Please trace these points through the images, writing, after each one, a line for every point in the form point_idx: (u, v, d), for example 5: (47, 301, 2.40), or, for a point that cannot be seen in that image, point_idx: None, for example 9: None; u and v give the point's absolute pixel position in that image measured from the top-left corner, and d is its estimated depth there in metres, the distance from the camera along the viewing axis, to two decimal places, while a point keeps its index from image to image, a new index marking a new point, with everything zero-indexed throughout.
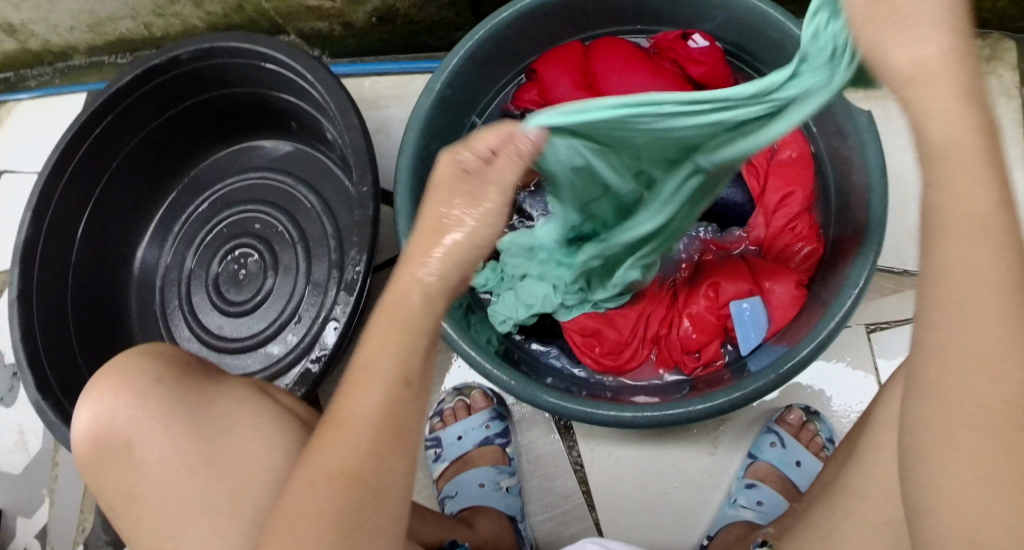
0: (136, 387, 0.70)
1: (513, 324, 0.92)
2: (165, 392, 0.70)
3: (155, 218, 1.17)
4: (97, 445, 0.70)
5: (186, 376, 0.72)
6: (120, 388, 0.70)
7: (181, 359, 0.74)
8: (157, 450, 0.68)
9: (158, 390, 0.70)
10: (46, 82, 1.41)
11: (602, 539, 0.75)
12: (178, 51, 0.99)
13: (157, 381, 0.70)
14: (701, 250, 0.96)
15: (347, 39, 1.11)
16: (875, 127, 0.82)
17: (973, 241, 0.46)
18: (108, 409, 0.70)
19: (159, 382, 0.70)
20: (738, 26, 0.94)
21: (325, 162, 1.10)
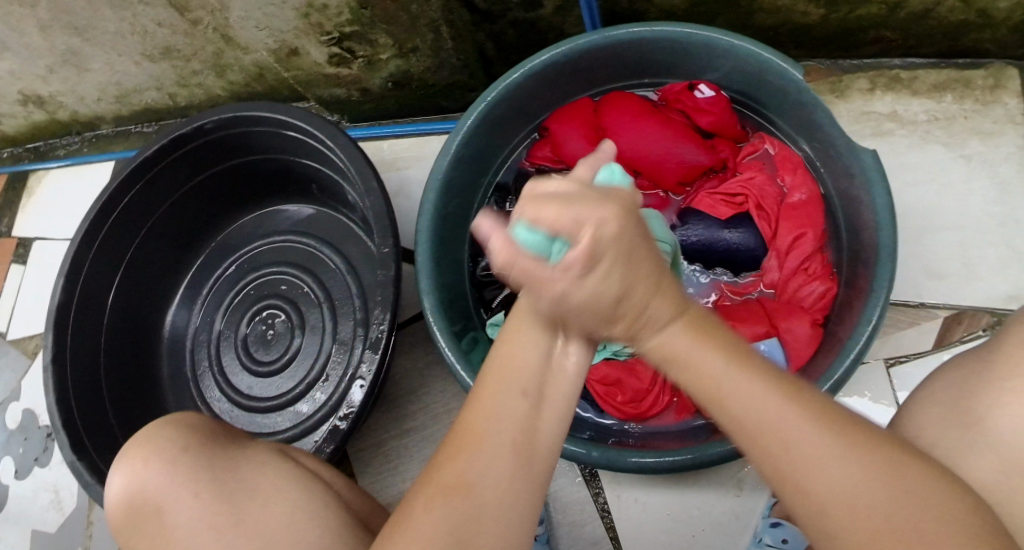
0: (164, 454, 0.72)
1: None
2: (193, 459, 0.72)
3: (183, 283, 1.21)
4: (128, 510, 0.72)
5: (214, 444, 0.74)
6: (156, 456, 0.72)
7: (212, 427, 0.76)
8: (187, 513, 0.70)
9: (187, 458, 0.72)
10: (74, 150, 1.46)
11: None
12: (203, 121, 1.03)
13: (184, 449, 0.73)
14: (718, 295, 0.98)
15: (364, 103, 1.15)
16: (880, 165, 0.88)
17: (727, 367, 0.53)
18: (138, 476, 0.72)
19: (192, 450, 0.72)
20: (743, 75, 0.97)
21: (347, 223, 1.14)
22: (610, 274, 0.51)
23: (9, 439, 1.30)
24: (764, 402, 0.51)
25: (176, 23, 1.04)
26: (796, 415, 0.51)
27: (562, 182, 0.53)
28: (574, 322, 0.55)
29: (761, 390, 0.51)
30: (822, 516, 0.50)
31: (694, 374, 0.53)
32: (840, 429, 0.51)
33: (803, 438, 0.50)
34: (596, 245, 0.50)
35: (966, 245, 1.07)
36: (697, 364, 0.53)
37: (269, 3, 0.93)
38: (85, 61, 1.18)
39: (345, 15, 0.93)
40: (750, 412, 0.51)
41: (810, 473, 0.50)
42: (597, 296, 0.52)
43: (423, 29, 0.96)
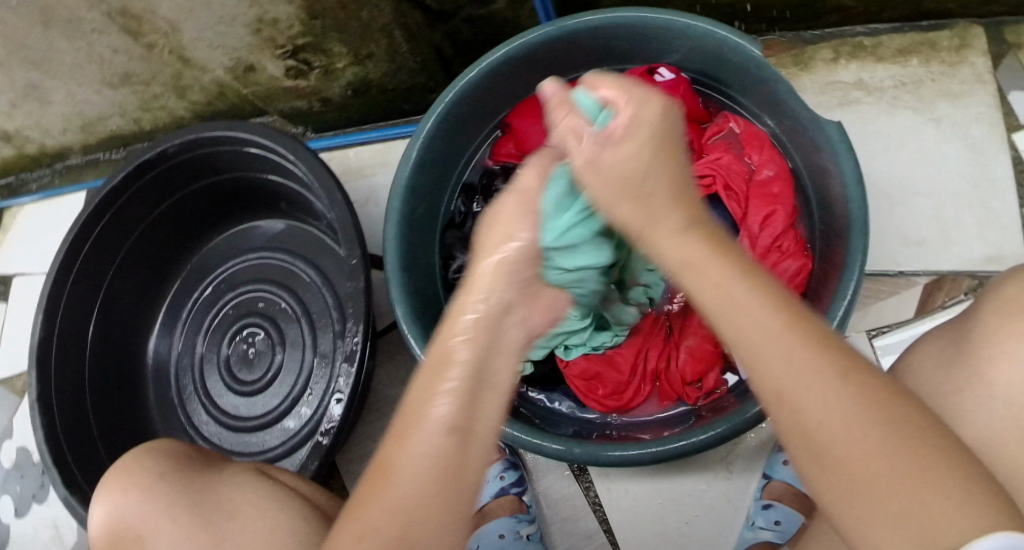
0: (141, 484, 0.73)
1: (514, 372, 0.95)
2: (168, 488, 0.73)
3: (163, 308, 1.20)
4: (112, 540, 0.73)
5: (190, 471, 0.74)
6: (135, 487, 0.73)
7: (188, 455, 0.77)
8: (166, 543, 0.70)
9: (162, 484, 0.73)
10: (46, 184, 1.46)
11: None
12: (165, 145, 1.02)
13: (160, 476, 0.74)
14: None
15: (327, 113, 1.15)
16: (847, 136, 0.87)
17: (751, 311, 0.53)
18: (117, 506, 0.73)
19: (167, 477, 0.73)
20: (701, 55, 0.96)
21: (318, 235, 1.13)
22: (645, 147, 0.61)
23: (4, 476, 1.30)
24: (767, 317, 0.52)
25: (132, 49, 1.03)
26: (801, 338, 0.51)
27: (657, 98, 0.63)
28: (615, 166, 0.62)
29: (768, 308, 0.52)
30: (816, 446, 0.50)
31: (708, 284, 0.55)
32: (846, 361, 0.51)
33: (801, 362, 0.50)
34: (633, 125, 0.62)
35: (942, 208, 1.07)
36: (710, 283, 0.55)
37: (219, 21, 0.93)
38: (46, 94, 1.18)
39: (297, 28, 0.94)
40: (756, 329, 0.52)
41: (807, 394, 0.50)
42: (632, 165, 0.61)
43: (376, 35, 0.95)
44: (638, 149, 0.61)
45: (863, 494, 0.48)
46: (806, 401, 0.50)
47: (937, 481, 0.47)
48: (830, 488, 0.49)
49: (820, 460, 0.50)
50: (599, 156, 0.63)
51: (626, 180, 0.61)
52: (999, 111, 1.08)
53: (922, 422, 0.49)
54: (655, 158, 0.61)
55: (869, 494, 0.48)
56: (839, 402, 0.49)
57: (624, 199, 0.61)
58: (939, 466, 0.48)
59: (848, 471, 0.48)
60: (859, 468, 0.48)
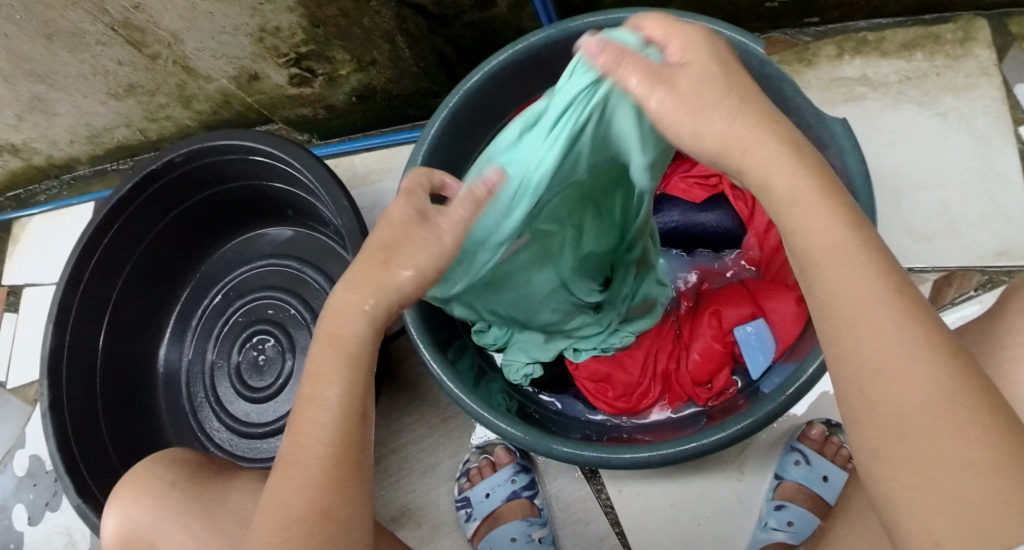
0: (154, 492, 0.74)
1: (525, 376, 0.95)
2: (180, 496, 0.73)
3: (172, 317, 1.21)
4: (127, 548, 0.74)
5: (201, 479, 0.75)
6: (146, 496, 0.74)
7: (199, 463, 0.77)
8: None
9: (174, 493, 0.73)
10: (54, 196, 1.47)
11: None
12: (172, 155, 1.03)
13: (171, 485, 0.74)
14: (698, 279, 1.00)
15: (332, 120, 1.15)
16: (850, 132, 0.89)
17: (858, 276, 0.52)
18: (131, 513, 0.74)
19: (179, 485, 0.74)
20: None
21: (326, 241, 1.14)
22: (711, 60, 0.58)
23: (18, 486, 1.31)
24: (875, 289, 0.52)
25: (136, 60, 1.04)
26: (901, 310, 0.51)
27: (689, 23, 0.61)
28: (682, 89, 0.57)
29: (878, 277, 0.52)
30: (897, 420, 0.50)
31: (815, 235, 0.54)
32: (946, 343, 0.50)
33: (904, 334, 0.50)
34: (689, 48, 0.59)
35: (949, 202, 1.07)
36: (819, 234, 0.54)
37: (222, 31, 0.93)
38: (52, 106, 1.18)
39: (299, 36, 0.94)
40: (863, 292, 0.52)
41: (899, 366, 0.50)
42: (704, 70, 0.58)
43: (379, 41, 0.96)
44: (703, 51, 0.59)
45: (935, 477, 0.48)
46: (895, 380, 0.50)
47: (1015, 476, 0.47)
48: (898, 465, 0.50)
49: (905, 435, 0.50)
50: (674, 73, 0.58)
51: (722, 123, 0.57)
52: (1005, 103, 1.08)
53: (1010, 416, 0.49)
54: (727, 64, 0.58)
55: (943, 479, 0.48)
56: (920, 388, 0.49)
57: (721, 106, 0.56)
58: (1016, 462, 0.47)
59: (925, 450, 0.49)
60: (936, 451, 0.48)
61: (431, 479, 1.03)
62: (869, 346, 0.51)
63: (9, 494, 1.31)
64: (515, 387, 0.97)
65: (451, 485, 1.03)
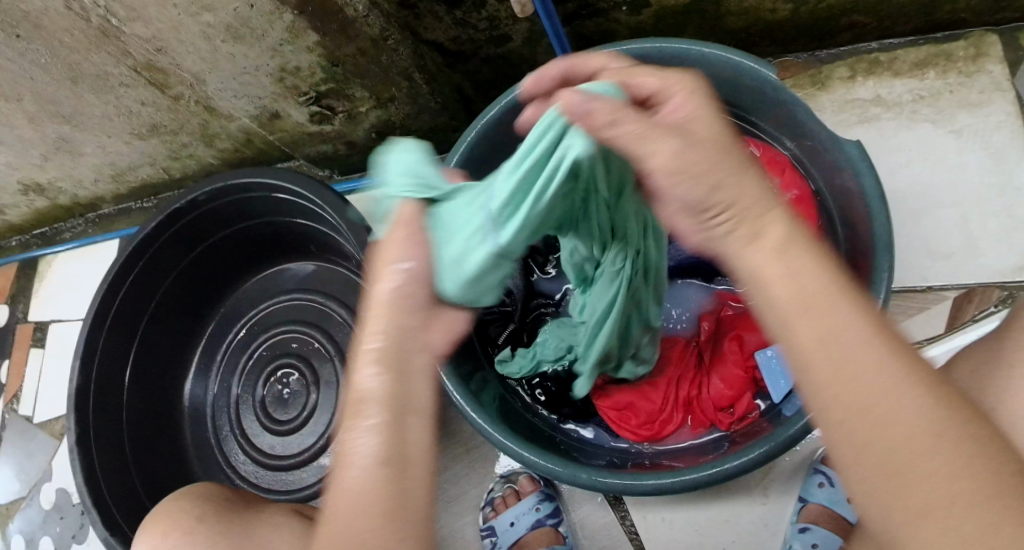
0: (178, 533, 0.75)
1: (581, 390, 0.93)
2: (206, 532, 0.75)
3: (197, 352, 1.22)
4: None
5: (223, 520, 0.76)
6: (171, 531, 0.76)
7: (218, 506, 0.79)
8: None
9: (199, 528, 0.75)
10: (80, 233, 1.50)
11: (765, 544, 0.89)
12: (196, 193, 1.05)
13: (196, 523, 0.76)
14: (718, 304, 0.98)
15: (352, 156, 1.17)
16: (864, 153, 0.89)
17: (831, 311, 0.52)
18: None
19: (205, 521, 0.75)
20: (715, 82, 0.97)
21: (348, 275, 1.15)
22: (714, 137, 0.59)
23: (45, 519, 1.32)
24: (854, 328, 0.52)
25: (159, 100, 1.06)
26: (882, 350, 0.51)
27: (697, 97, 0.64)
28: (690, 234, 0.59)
29: (858, 318, 0.52)
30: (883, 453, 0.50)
31: (795, 280, 0.53)
32: (919, 375, 0.51)
33: (884, 374, 0.50)
34: (687, 117, 0.61)
35: (967, 220, 1.06)
36: (799, 272, 0.54)
37: (243, 71, 0.96)
38: (78, 146, 1.21)
39: (318, 75, 0.96)
40: (840, 333, 0.52)
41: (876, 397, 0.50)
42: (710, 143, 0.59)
43: (396, 78, 0.98)
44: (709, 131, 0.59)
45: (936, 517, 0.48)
46: (883, 422, 0.50)
47: None
48: None
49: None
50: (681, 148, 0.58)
51: (696, 195, 0.57)
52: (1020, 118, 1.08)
53: None
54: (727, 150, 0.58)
55: (940, 512, 0.48)
56: (908, 429, 0.49)
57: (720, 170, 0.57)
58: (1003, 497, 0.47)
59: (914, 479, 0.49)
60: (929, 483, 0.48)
61: (456, 509, 1.04)
62: (852, 387, 0.51)
63: (37, 527, 1.32)
64: (539, 417, 0.99)
65: (475, 514, 1.04)
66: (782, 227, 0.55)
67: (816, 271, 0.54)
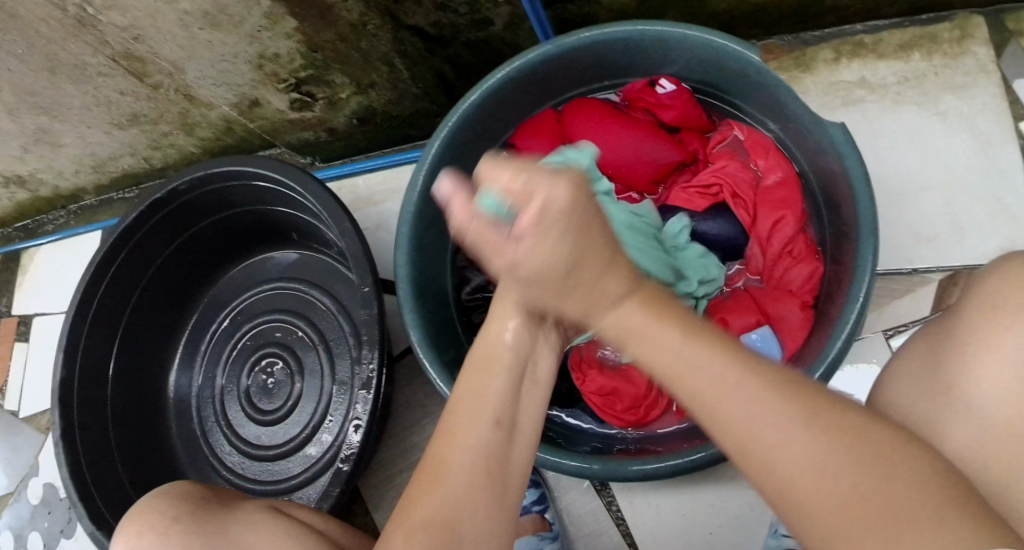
0: (156, 527, 0.74)
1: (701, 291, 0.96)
2: (187, 525, 0.74)
3: (181, 344, 1.21)
4: None
5: (206, 512, 0.76)
6: (147, 532, 0.74)
7: (202, 498, 0.78)
8: None
9: (181, 522, 0.75)
10: (62, 225, 1.48)
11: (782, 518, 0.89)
12: (177, 182, 1.04)
13: (178, 516, 0.75)
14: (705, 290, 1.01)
15: (334, 143, 1.16)
16: (850, 137, 0.88)
17: (698, 354, 0.56)
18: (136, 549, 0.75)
19: (186, 516, 0.75)
20: (700, 64, 0.96)
21: (331, 263, 1.14)
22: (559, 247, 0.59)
23: (33, 514, 1.31)
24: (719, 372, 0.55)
25: (138, 90, 1.05)
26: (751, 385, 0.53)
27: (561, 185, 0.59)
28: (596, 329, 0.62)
29: (719, 362, 0.55)
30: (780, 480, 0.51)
31: (656, 352, 0.57)
32: (795, 399, 0.53)
33: (756, 404, 0.53)
34: (545, 213, 0.58)
35: (952, 202, 1.06)
36: (656, 349, 0.58)
37: (222, 59, 0.94)
38: (57, 137, 1.20)
39: (298, 61, 0.95)
40: (701, 377, 0.55)
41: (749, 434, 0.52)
42: (550, 260, 0.60)
43: (377, 64, 0.97)
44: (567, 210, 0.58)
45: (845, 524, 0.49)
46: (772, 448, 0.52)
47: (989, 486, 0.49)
48: None
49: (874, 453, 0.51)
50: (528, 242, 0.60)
51: (554, 274, 0.61)
52: (1005, 100, 1.08)
53: None
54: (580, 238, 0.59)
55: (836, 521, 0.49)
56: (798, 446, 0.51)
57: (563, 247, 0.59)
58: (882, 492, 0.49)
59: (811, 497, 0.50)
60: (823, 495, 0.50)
61: None
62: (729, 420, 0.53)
63: (24, 522, 1.31)
64: None
65: None
66: (620, 281, 0.60)
67: (676, 338, 0.57)
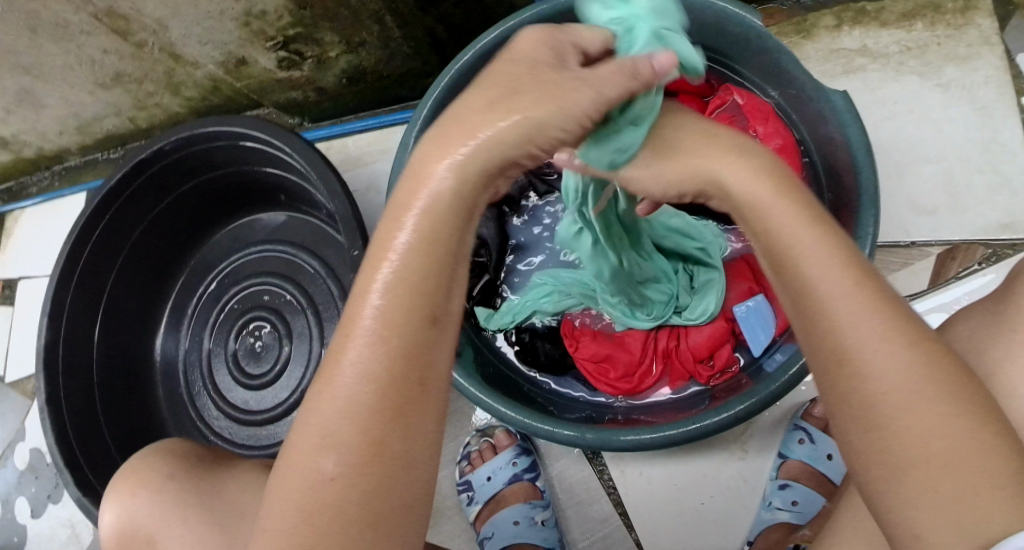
0: (150, 486, 0.75)
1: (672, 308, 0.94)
2: (178, 486, 0.74)
3: (166, 309, 1.20)
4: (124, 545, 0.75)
5: (197, 474, 0.75)
6: (140, 490, 0.75)
7: (195, 457, 0.78)
8: (179, 542, 0.72)
9: (172, 485, 0.74)
10: (46, 187, 1.46)
11: (784, 485, 0.92)
12: (163, 142, 1.01)
13: (169, 477, 0.75)
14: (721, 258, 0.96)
15: (322, 102, 1.13)
16: (852, 105, 0.86)
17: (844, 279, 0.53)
18: (128, 511, 0.75)
19: (177, 477, 0.74)
20: (699, 26, 0.94)
21: (320, 226, 1.12)
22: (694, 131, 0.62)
23: (20, 479, 1.30)
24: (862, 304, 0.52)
25: (122, 48, 1.02)
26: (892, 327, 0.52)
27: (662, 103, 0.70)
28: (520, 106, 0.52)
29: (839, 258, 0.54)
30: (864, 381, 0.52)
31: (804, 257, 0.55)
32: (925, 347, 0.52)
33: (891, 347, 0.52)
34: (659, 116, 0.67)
35: (951, 174, 1.05)
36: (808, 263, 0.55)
37: (207, 16, 0.92)
38: (39, 97, 1.17)
39: (286, 19, 0.92)
40: (831, 289, 0.53)
41: (853, 328, 0.52)
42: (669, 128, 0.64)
43: (367, 22, 0.94)
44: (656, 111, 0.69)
45: (913, 473, 0.50)
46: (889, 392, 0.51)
47: (981, 455, 0.50)
48: (864, 459, 0.52)
49: (865, 423, 0.52)
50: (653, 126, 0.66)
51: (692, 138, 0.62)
52: (1007, 73, 1.06)
53: (980, 403, 0.51)
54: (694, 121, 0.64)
55: (917, 471, 0.50)
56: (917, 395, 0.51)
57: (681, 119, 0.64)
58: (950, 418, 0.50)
59: (888, 411, 0.51)
60: (894, 413, 0.51)
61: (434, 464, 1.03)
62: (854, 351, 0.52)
63: (11, 488, 1.30)
64: (515, 370, 0.97)
65: (453, 469, 1.03)
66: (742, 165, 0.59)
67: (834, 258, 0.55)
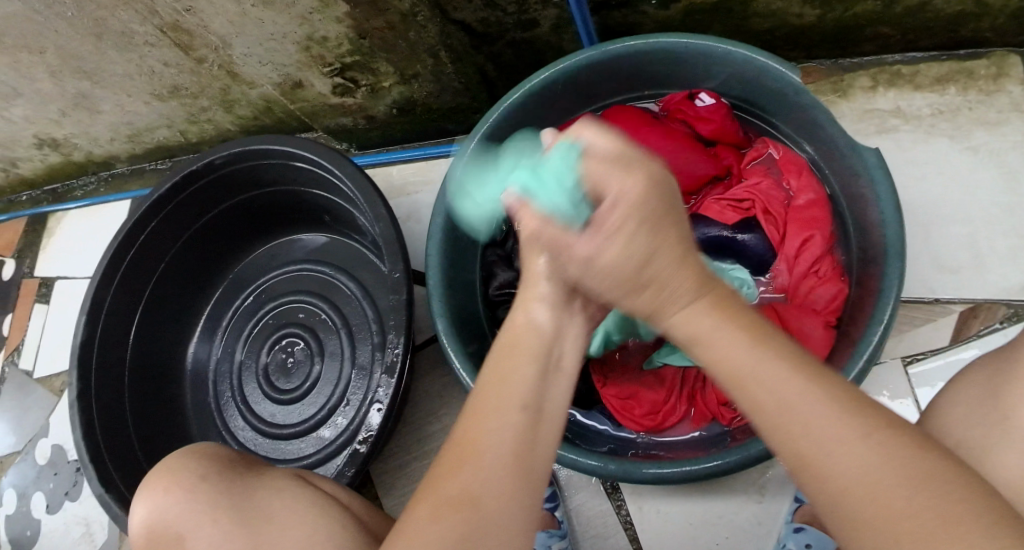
0: (180, 488, 0.77)
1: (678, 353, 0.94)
2: (209, 488, 0.76)
3: (202, 317, 1.23)
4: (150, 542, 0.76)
5: (227, 478, 0.77)
6: (173, 487, 0.77)
7: (225, 461, 0.80)
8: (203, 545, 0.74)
9: (202, 487, 0.76)
10: (91, 191, 1.50)
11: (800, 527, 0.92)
12: (214, 156, 1.05)
13: (199, 480, 0.77)
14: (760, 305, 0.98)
15: (371, 130, 1.18)
16: (884, 162, 0.89)
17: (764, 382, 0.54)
18: (158, 512, 0.76)
19: (208, 480, 0.76)
20: (740, 81, 0.98)
21: (359, 249, 1.16)
22: (636, 236, 0.58)
23: (39, 474, 1.32)
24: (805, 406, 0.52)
25: (182, 62, 1.06)
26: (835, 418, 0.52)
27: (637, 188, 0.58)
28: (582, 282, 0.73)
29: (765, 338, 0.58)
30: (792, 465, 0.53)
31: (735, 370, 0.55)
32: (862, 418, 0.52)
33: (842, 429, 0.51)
34: (618, 208, 0.58)
35: (977, 237, 1.07)
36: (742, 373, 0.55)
37: (270, 38, 0.96)
38: (96, 103, 1.21)
39: (345, 47, 0.96)
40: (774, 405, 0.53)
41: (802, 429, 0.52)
42: (623, 259, 0.58)
43: (422, 56, 0.98)
44: (633, 210, 0.58)
45: None
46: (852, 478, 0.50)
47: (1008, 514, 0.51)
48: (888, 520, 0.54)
49: None
50: (588, 259, 0.60)
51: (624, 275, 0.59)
52: None
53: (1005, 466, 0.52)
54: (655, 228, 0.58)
55: None
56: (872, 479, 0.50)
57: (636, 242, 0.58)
58: (898, 446, 0.51)
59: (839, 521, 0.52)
60: None
61: None
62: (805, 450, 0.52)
63: (29, 482, 1.32)
64: None
65: None
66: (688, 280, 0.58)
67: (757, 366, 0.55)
